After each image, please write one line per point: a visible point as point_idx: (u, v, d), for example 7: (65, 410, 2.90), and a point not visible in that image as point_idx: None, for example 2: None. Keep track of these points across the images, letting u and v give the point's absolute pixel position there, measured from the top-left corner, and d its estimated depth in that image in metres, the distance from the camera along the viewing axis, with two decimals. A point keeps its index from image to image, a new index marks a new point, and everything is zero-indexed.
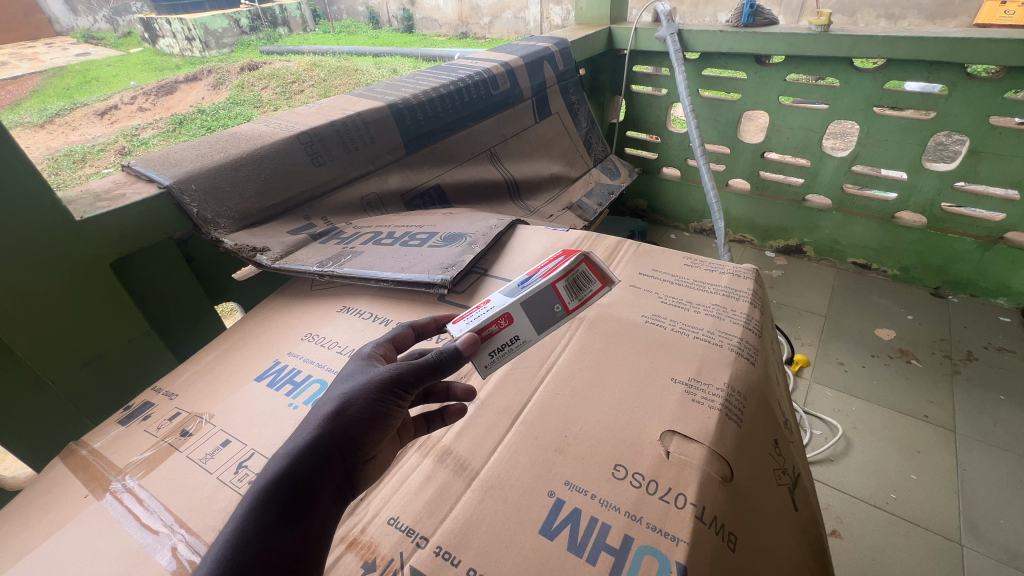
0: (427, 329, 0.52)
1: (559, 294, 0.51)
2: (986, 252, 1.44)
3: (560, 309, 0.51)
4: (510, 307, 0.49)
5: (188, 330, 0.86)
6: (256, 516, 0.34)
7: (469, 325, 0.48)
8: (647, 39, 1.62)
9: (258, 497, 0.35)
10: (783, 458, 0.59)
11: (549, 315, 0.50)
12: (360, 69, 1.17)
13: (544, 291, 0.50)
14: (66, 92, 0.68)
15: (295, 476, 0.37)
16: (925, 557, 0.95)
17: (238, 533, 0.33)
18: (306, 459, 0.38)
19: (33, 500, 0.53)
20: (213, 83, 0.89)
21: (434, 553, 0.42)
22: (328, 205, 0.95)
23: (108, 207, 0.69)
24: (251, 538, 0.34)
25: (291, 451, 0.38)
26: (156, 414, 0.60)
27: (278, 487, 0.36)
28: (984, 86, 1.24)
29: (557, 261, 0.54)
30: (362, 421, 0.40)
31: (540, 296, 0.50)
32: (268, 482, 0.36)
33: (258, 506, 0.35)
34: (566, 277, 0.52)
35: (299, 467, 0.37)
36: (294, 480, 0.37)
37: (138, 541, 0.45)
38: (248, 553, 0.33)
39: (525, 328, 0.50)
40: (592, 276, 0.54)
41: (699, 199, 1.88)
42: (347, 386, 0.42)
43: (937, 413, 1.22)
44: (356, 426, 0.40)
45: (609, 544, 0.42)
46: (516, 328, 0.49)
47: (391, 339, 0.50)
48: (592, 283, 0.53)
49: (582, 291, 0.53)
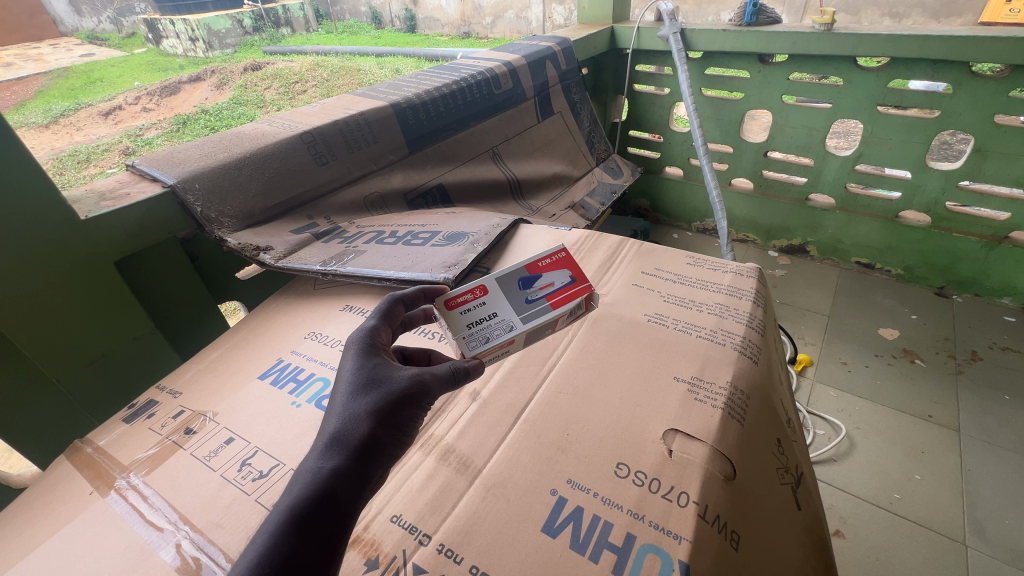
0: (417, 301, 0.50)
1: (555, 323, 0.54)
2: (991, 252, 1.43)
3: (548, 331, 0.54)
4: (517, 335, 0.51)
5: (192, 329, 0.86)
6: (292, 541, 0.32)
7: (475, 350, 0.49)
8: (649, 39, 1.62)
9: (290, 519, 0.33)
10: (786, 457, 0.59)
11: (537, 337, 0.55)
12: (363, 69, 1.16)
13: (550, 325, 0.53)
14: (71, 92, 0.69)
15: (328, 495, 0.35)
16: (929, 558, 0.95)
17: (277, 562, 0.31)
18: (338, 476, 0.36)
19: (39, 497, 0.53)
20: (215, 83, 0.90)
21: (436, 550, 0.42)
22: (331, 205, 0.95)
23: (112, 206, 0.70)
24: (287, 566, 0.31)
25: (320, 466, 0.36)
26: (160, 412, 0.61)
27: (311, 506, 0.34)
28: (989, 85, 1.24)
29: (566, 285, 0.56)
30: (391, 433, 0.39)
31: (542, 326, 0.52)
32: (300, 498, 0.34)
33: (293, 530, 0.32)
34: (569, 312, 0.54)
35: (331, 485, 0.35)
36: (326, 499, 0.34)
37: (143, 537, 0.45)
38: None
39: (516, 346, 0.53)
40: (583, 304, 0.56)
41: (701, 199, 1.88)
42: (374, 394, 0.39)
43: (942, 413, 1.21)
44: (387, 439, 0.39)
45: (612, 542, 0.42)
46: (510, 347, 0.52)
47: (387, 319, 0.46)
48: (582, 308, 0.57)
49: (572, 316, 0.56)
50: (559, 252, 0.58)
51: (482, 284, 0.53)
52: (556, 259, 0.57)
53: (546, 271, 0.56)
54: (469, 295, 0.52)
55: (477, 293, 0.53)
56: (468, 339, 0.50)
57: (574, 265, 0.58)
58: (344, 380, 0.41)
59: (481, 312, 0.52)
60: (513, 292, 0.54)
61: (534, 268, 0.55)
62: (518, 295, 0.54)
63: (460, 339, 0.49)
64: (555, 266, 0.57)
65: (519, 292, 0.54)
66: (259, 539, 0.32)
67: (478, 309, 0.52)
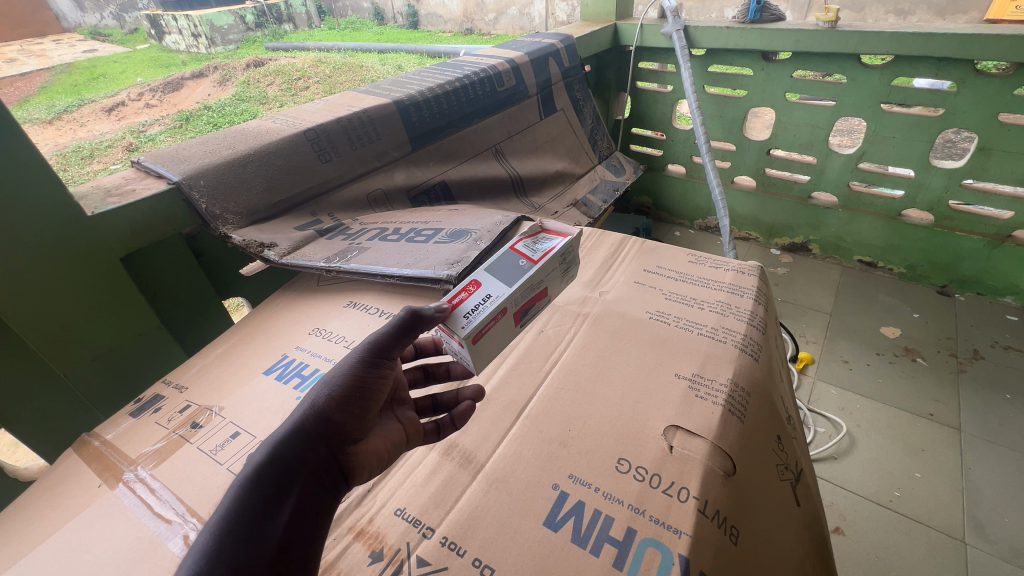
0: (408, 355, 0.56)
1: (522, 254, 0.56)
2: (994, 251, 1.43)
3: (524, 262, 0.55)
4: (477, 275, 0.54)
5: (197, 324, 0.87)
6: (246, 500, 0.33)
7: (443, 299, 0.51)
8: (652, 36, 1.62)
9: (245, 482, 0.34)
10: (785, 453, 0.59)
11: (518, 272, 0.54)
12: (364, 66, 1.15)
13: (507, 257, 0.56)
14: (74, 88, 0.71)
15: (284, 458, 0.36)
16: (927, 555, 0.95)
17: (230, 522, 0.32)
18: (294, 439, 0.37)
19: (47, 489, 0.54)
20: (219, 79, 0.90)
21: (439, 543, 0.43)
22: (335, 201, 0.96)
23: (119, 202, 0.70)
24: (241, 524, 0.32)
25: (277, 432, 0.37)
26: (166, 406, 0.61)
27: (267, 470, 0.35)
28: (994, 83, 1.24)
29: None
30: (347, 397, 0.41)
31: (502, 261, 0.55)
32: (255, 466, 0.35)
33: (248, 489, 0.33)
34: (525, 241, 0.58)
35: (287, 449, 0.36)
36: (284, 461, 0.36)
37: (151, 529, 0.46)
38: (238, 538, 0.31)
39: (495, 287, 0.52)
40: (549, 237, 0.60)
41: (703, 196, 1.88)
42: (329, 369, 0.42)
43: (943, 411, 1.21)
44: (343, 403, 0.40)
45: (612, 536, 0.42)
46: (485, 288, 0.52)
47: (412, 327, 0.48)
48: (552, 239, 0.59)
49: (540, 247, 0.58)
50: None
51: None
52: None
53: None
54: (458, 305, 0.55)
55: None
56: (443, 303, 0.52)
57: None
58: None
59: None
60: None
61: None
62: None
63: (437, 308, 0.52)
64: None
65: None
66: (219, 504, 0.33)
67: None
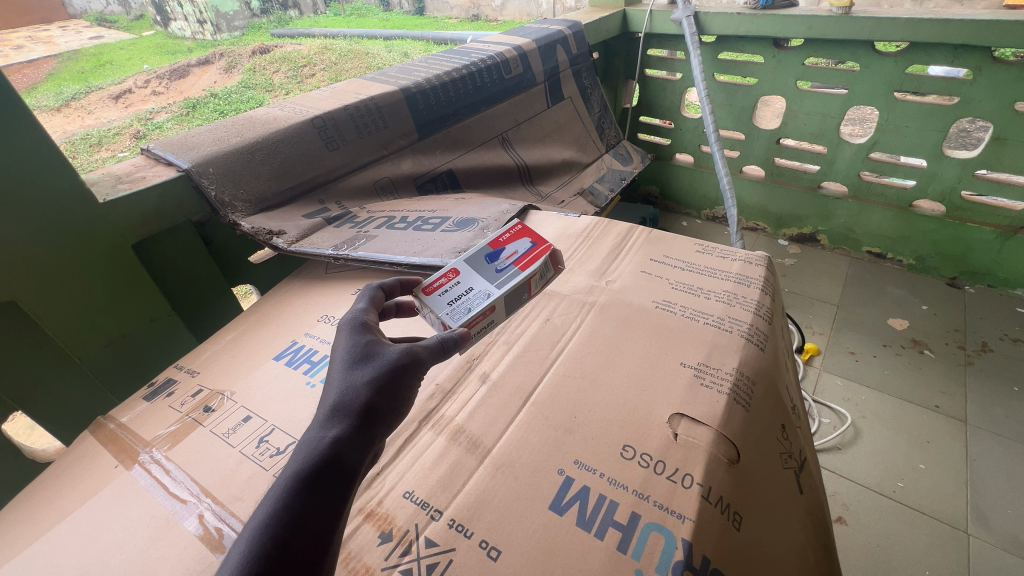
0: (395, 291, 0.49)
1: (531, 285, 0.54)
2: (1006, 243, 1.41)
3: (528, 295, 0.55)
4: (497, 301, 0.50)
5: (207, 311, 0.88)
6: (300, 506, 0.30)
7: (460, 319, 0.48)
8: (662, 22, 1.60)
9: (296, 488, 0.31)
10: (789, 442, 0.60)
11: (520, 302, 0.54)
12: (370, 53, 1.07)
13: (524, 284, 0.53)
14: (80, 75, 0.67)
15: (334, 464, 0.33)
16: (930, 545, 0.96)
17: (286, 530, 0.29)
18: (345, 446, 0.34)
19: (65, 471, 0.55)
20: (225, 66, 0.85)
21: (448, 525, 0.44)
22: (342, 189, 0.96)
23: (130, 189, 0.71)
24: (295, 533, 0.30)
25: (324, 437, 0.34)
26: (179, 390, 0.63)
27: (317, 475, 0.32)
28: (1011, 71, 1.21)
29: (529, 248, 0.56)
30: (391, 406, 0.38)
31: (518, 288, 0.52)
32: (305, 469, 0.32)
33: (301, 494, 0.31)
34: (541, 269, 0.55)
35: (336, 455, 0.33)
36: (335, 468, 0.33)
37: (167, 508, 0.47)
38: (295, 548, 0.29)
39: (501, 314, 0.52)
40: (551, 266, 0.58)
41: (711, 186, 1.87)
42: (372, 368, 0.38)
43: (949, 404, 1.21)
44: (386, 410, 0.37)
45: (616, 520, 0.43)
46: (495, 315, 0.51)
47: (382, 285, 0.48)
48: (552, 271, 0.58)
49: (545, 278, 0.57)
50: (515, 226, 0.59)
51: (451, 268, 0.53)
52: (514, 232, 0.58)
53: (507, 244, 0.56)
54: (442, 279, 0.52)
55: (450, 275, 0.52)
56: (450, 313, 0.48)
57: (532, 232, 0.59)
58: (343, 353, 0.40)
59: (457, 290, 0.51)
60: (482, 266, 0.54)
61: (495, 244, 0.56)
62: (485, 268, 0.54)
63: (442, 314, 0.48)
64: (515, 238, 0.57)
65: (488, 265, 0.54)
66: (264, 505, 0.30)
67: (454, 289, 0.51)
